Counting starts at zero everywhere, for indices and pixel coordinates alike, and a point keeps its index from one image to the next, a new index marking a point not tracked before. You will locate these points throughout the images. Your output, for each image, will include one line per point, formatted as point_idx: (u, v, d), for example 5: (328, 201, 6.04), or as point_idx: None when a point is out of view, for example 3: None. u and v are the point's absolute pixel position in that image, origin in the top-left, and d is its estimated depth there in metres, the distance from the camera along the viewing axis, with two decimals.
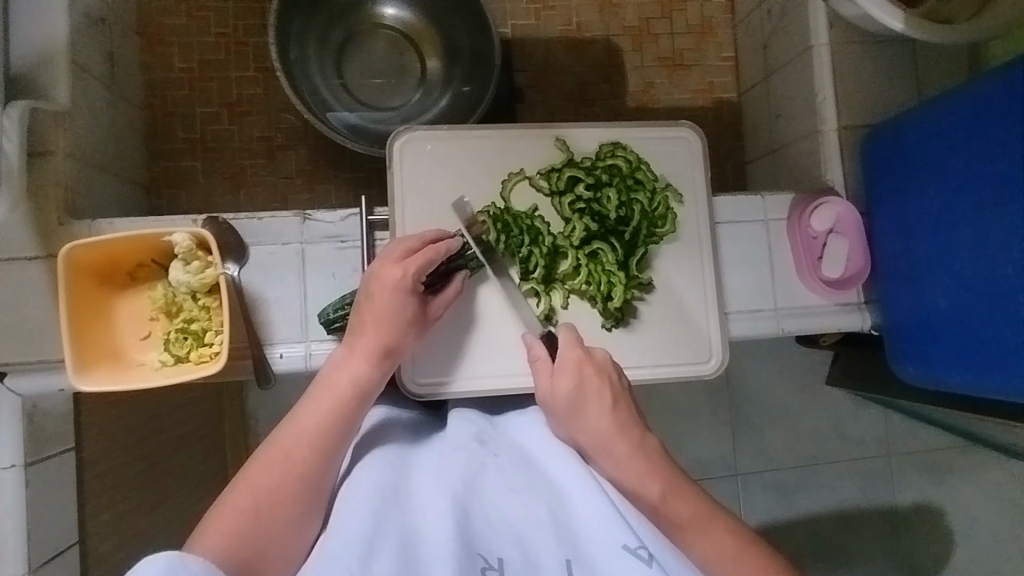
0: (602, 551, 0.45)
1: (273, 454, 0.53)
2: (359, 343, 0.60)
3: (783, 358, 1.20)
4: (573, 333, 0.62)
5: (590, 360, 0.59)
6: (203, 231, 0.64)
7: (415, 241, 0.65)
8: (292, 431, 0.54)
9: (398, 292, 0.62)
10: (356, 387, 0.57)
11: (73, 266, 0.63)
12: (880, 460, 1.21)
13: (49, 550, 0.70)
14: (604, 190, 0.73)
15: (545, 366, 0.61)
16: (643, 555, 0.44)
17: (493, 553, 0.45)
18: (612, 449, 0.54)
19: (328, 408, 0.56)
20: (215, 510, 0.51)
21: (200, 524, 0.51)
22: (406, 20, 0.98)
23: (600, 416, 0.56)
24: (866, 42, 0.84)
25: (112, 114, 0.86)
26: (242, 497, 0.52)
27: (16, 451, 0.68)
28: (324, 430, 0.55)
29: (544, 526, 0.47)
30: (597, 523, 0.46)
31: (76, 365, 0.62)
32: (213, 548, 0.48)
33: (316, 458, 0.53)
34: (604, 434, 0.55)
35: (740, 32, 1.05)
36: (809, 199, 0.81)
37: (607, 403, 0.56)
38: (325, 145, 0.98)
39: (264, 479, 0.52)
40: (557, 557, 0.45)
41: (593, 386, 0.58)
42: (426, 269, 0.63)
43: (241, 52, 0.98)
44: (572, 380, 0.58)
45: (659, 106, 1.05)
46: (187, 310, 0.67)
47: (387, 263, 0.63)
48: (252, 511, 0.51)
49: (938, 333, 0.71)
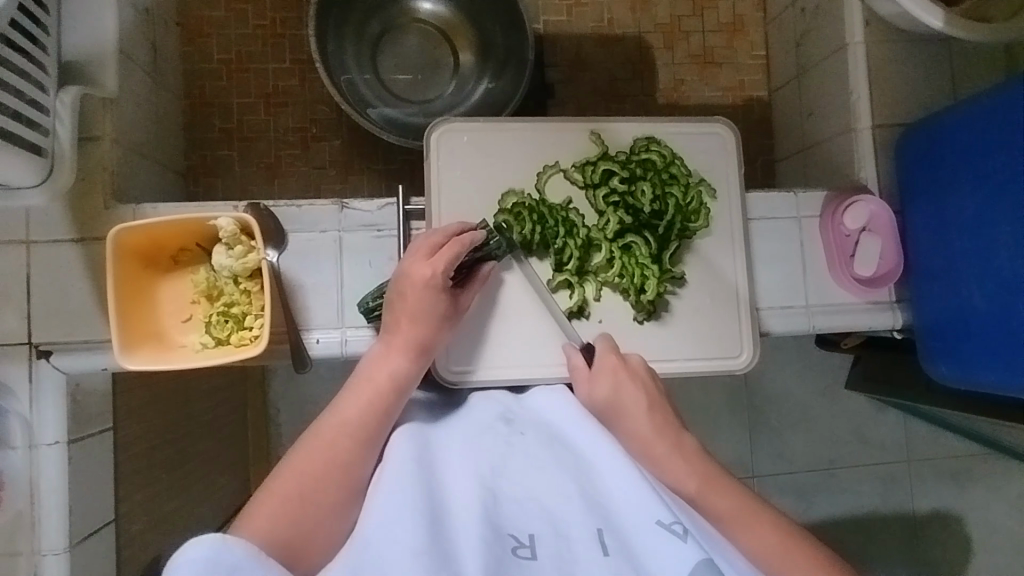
0: (635, 526, 0.46)
1: (313, 442, 0.54)
2: (395, 338, 0.61)
3: (807, 358, 1.20)
4: (610, 341, 0.64)
5: (626, 365, 0.61)
6: (246, 217, 0.65)
7: (441, 236, 0.65)
8: (333, 421, 0.56)
9: (431, 289, 0.62)
10: (395, 380, 0.58)
11: (122, 248, 0.65)
12: (902, 465, 1.20)
13: (89, 525, 0.72)
14: (638, 184, 0.73)
15: (582, 373, 0.62)
16: (677, 530, 0.45)
17: (525, 531, 0.46)
18: (653, 451, 0.55)
19: (367, 400, 0.56)
20: (260, 496, 0.52)
21: (246, 508, 0.52)
22: (440, 15, 0.99)
23: (640, 422, 0.57)
24: (903, 41, 0.84)
25: (154, 102, 0.87)
26: (286, 483, 0.53)
27: (59, 428, 0.70)
28: (362, 420, 0.56)
29: (573, 501, 0.47)
30: (630, 501, 0.47)
31: (123, 344, 0.63)
32: (259, 534, 0.50)
33: (356, 447, 0.54)
34: (648, 441, 0.55)
35: (772, 31, 1.05)
36: (842, 196, 0.81)
37: (642, 406, 0.58)
38: (358, 137, 0.99)
39: (306, 467, 0.53)
40: (587, 528, 0.46)
41: (629, 389, 0.59)
42: (455, 263, 0.63)
43: (277, 44, 0.99)
44: (608, 383, 0.60)
45: (690, 103, 1.06)
46: (228, 293, 0.68)
47: (417, 262, 0.63)
48: (296, 497, 0.52)
49: (973, 332, 0.70)
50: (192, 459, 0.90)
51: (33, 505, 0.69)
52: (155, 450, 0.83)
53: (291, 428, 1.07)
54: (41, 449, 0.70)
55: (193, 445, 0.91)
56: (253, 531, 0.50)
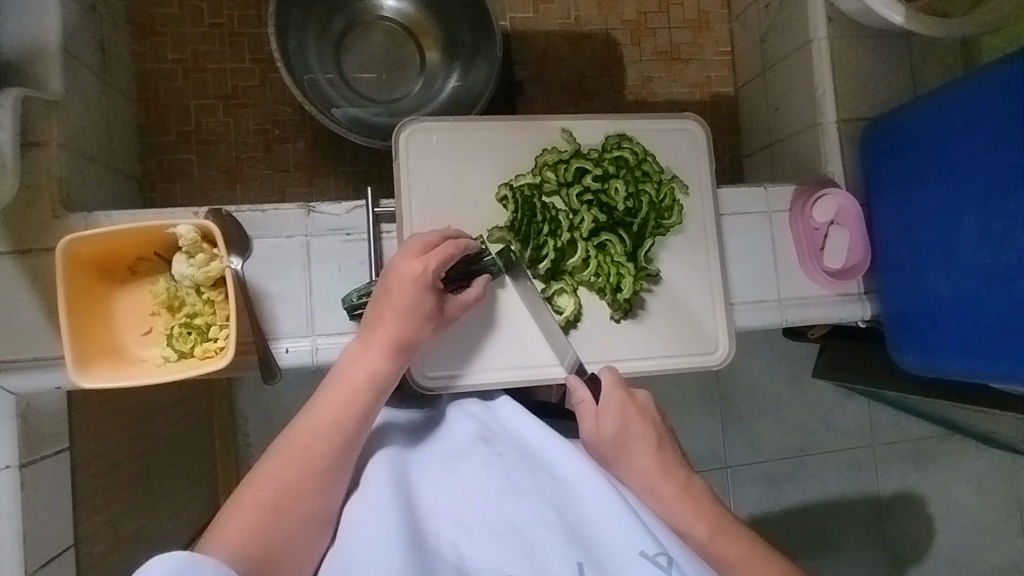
0: (617, 555, 0.48)
1: (288, 448, 0.53)
2: (375, 338, 0.58)
3: (776, 350, 1.22)
4: (615, 375, 0.61)
5: (633, 400, 0.60)
6: (208, 223, 0.62)
7: (434, 236, 0.64)
8: (309, 425, 0.54)
9: (418, 287, 0.60)
10: (372, 381, 0.57)
11: (73, 259, 0.61)
12: (868, 451, 1.23)
13: (45, 554, 0.68)
14: (611, 181, 0.72)
15: (588, 408, 0.61)
16: (661, 562, 0.48)
17: (504, 569, 0.48)
18: (659, 491, 0.55)
19: (344, 403, 0.55)
20: (232, 505, 0.51)
21: (217, 516, 0.51)
22: (405, 12, 0.97)
23: (645, 458, 0.57)
24: (864, 36, 0.85)
25: (105, 104, 0.83)
26: (260, 492, 0.52)
27: (10, 452, 0.66)
28: (340, 425, 0.54)
29: (554, 528, 0.50)
30: (611, 530, 0.50)
31: (78, 362, 0.60)
32: (232, 548, 0.49)
33: (333, 454, 0.54)
34: (649, 475, 0.56)
35: (737, 27, 1.06)
36: (810, 191, 0.82)
37: (650, 441, 0.58)
38: (322, 138, 0.97)
39: (281, 475, 0.52)
40: (570, 561, 0.48)
41: (638, 427, 0.58)
42: (447, 263, 0.62)
43: (235, 43, 0.96)
44: (616, 420, 0.59)
45: (658, 99, 1.06)
46: (190, 304, 0.65)
47: (407, 258, 0.61)
48: (270, 507, 0.51)
49: (941, 322, 0.72)
50: (155, 477, 0.86)
51: None
52: (115, 470, 0.79)
53: (257, 440, 1.04)
54: None
55: (156, 462, 0.87)
56: (226, 543, 0.49)
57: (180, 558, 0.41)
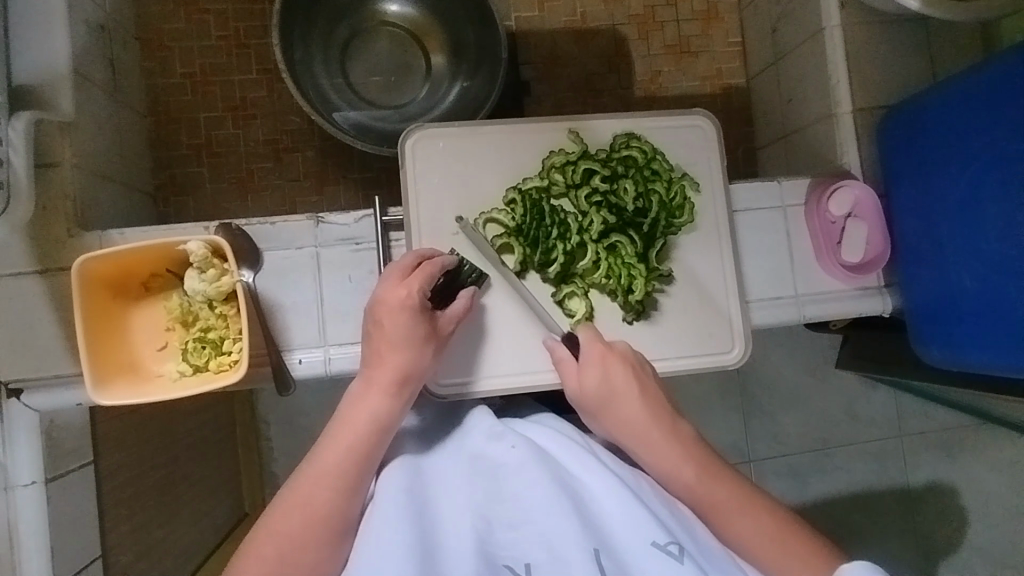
0: (632, 545, 0.49)
1: (293, 499, 0.54)
2: (375, 375, 0.59)
3: (798, 344, 1.19)
4: (592, 329, 0.65)
5: (613, 351, 0.62)
6: (218, 238, 0.63)
7: (412, 258, 0.64)
8: (312, 472, 0.55)
9: (406, 315, 0.60)
10: (376, 420, 0.57)
11: (88, 278, 0.62)
12: (895, 442, 1.20)
13: (73, 564, 0.69)
14: (620, 182, 0.72)
15: (570, 364, 0.64)
16: (673, 551, 0.48)
17: (520, 560, 0.48)
18: (645, 437, 0.58)
19: (348, 445, 0.55)
20: (241, 559, 0.52)
21: (228, 573, 0.52)
22: (409, 16, 0.97)
23: (630, 407, 0.59)
24: (878, 21, 0.83)
25: (116, 120, 0.84)
26: (267, 544, 0.52)
27: (35, 467, 0.67)
28: (343, 467, 0.55)
29: (571, 525, 0.49)
30: (625, 523, 0.50)
31: (95, 380, 0.61)
32: None
33: (339, 497, 0.54)
34: (638, 424, 0.59)
35: (747, 17, 1.04)
36: (826, 183, 0.80)
37: (633, 393, 0.60)
38: (331, 146, 0.97)
39: (286, 524, 0.53)
40: (586, 548, 0.48)
41: (618, 378, 0.61)
42: (430, 283, 0.62)
43: (242, 55, 0.96)
44: (597, 374, 0.61)
45: (668, 94, 1.04)
46: (203, 318, 0.66)
47: (389, 286, 0.61)
48: (279, 558, 0.51)
49: (966, 315, 0.70)
50: (180, 485, 0.88)
51: (11, 550, 0.66)
52: (138, 480, 0.81)
53: (280, 445, 1.05)
54: (17, 493, 0.66)
55: (180, 469, 0.88)
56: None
57: None
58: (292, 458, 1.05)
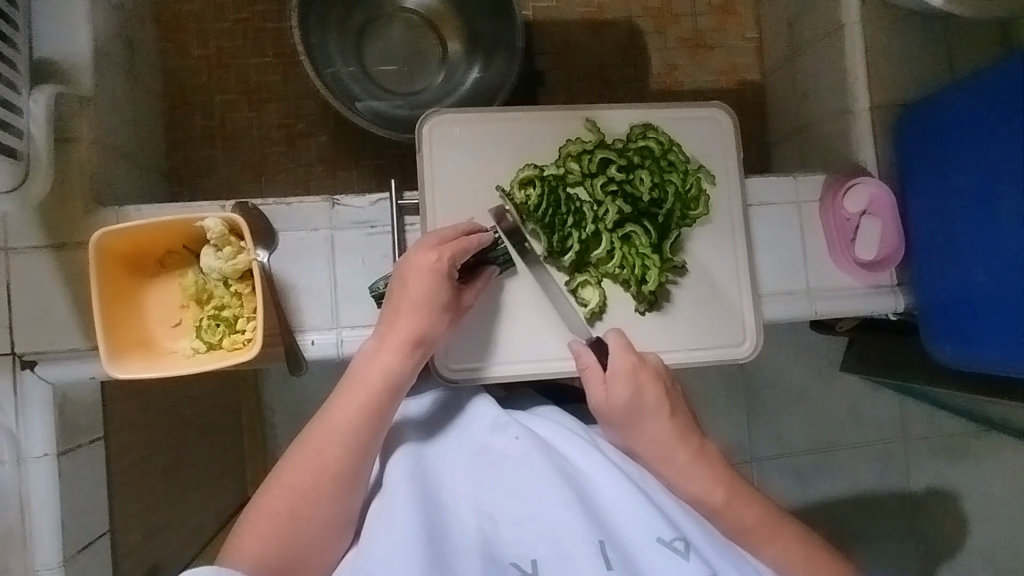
0: (637, 541, 0.49)
1: (305, 454, 0.54)
2: (392, 333, 0.58)
3: (804, 344, 1.19)
4: (621, 337, 0.63)
5: (644, 365, 0.61)
6: (235, 216, 0.63)
7: (451, 231, 0.64)
8: (325, 428, 0.55)
9: (432, 278, 0.60)
10: (389, 379, 0.57)
11: (105, 252, 0.62)
12: (898, 446, 1.20)
13: (82, 539, 0.70)
14: (636, 172, 0.71)
15: (596, 372, 0.62)
16: (678, 547, 0.48)
17: (527, 556, 0.48)
18: (674, 458, 0.57)
19: (361, 403, 0.55)
20: (251, 512, 0.53)
21: (238, 525, 0.53)
22: (426, 3, 0.97)
23: (660, 425, 0.59)
24: (897, 19, 0.82)
25: (132, 99, 0.84)
26: (277, 497, 0.53)
27: (48, 440, 0.67)
28: (356, 425, 0.55)
29: (577, 518, 0.49)
30: (631, 517, 0.50)
31: (110, 353, 0.61)
32: (252, 557, 0.51)
33: (349, 456, 0.54)
34: (667, 444, 0.58)
35: (764, 12, 1.03)
36: (840, 181, 0.80)
37: (663, 412, 0.59)
38: (345, 131, 0.97)
39: (298, 479, 0.53)
40: (591, 541, 0.48)
41: (648, 396, 0.60)
42: (461, 256, 0.62)
43: (258, 37, 0.96)
44: (627, 386, 0.60)
45: (683, 88, 1.04)
46: (218, 296, 0.66)
47: (422, 250, 0.61)
48: (288, 514, 0.52)
49: (980, 312, 0.70)
50: (185, 466, 0.88)
51: (22, 522, 0.66)
52: (145, 459, 0.81)
53: (284, 431, 1.06)
54: (31, 463, 0.67)
55: (185, 451, 0.89)
56: (249, 547, 0.51)
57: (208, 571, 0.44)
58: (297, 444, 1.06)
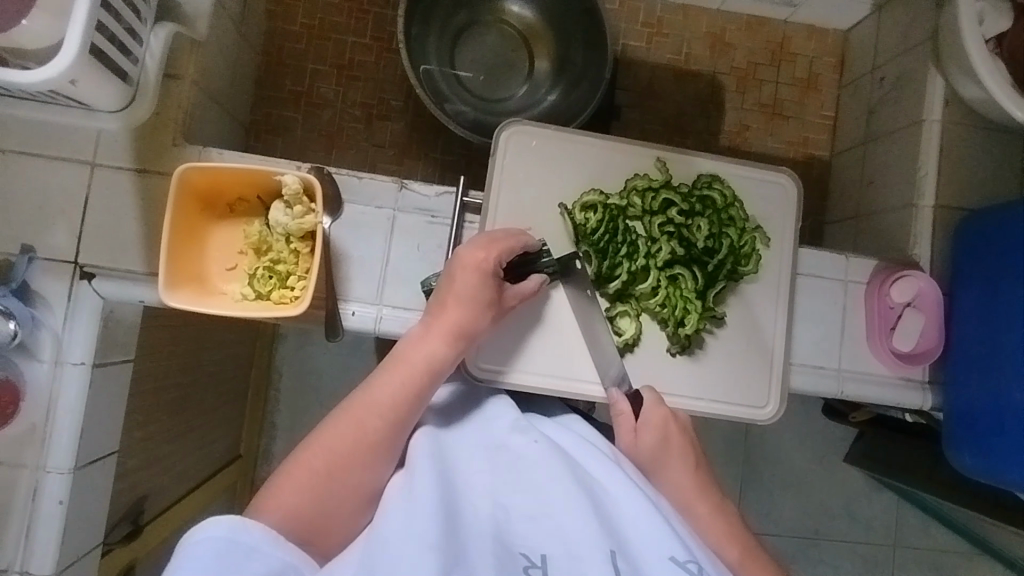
0: (649, 556, 0.48)
1: (344, 419, 0.56)
2: (437, 323, 0.60)
3: (815, 425, 1.18)
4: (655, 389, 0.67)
5: (675, 418, 0.64)
6: (312, 177, 0.66)
7: (501, 233, 0.66)
8: (366, 399, 0.57)
9: (479, 275, 0.62)
10: (430, 364, 0.59)
11: (185, 186, 0.66)
12: (887, 549, 1.18)
13: (92, 453, 0.72)
14: (695, 219, 0.73)
15: (628, 418, 0.64)
16: (690, 569, 0.47)
17: (537, 551, 0.48)
18: (693, 507, 0.61)
19: (402, 380, 0.58)
20: (287, 467, 0.55)
21: (273, 478, 0.55)
22: (526, 19, 1.00)
23: (684, 475, 0.62)
24: (978, 127, 0.84)
25: (235, 52, 0.89)
26: (314, 456, 0.55)
27: (86, 350, 0.70)
28: (394, 400, 0.57)
29: (590, 523, 0.49)
30: (647, 534, 0.50)
31: (168, 282, 0.64)
32: (285, 508, 0.53)
33: (386, 427, 0.56)
34: (687, 491, 0.61)
35: (846, 94, 1.05)
36: (892, 269, 0.80)
37: (689, 464, 0.63)
38: (421, 123, 1.00)
39: (336, 442, 0.55)
40: (602, 548, 0.48)
41: (676, 445, 0.63)
42: (508, 256, 0.65)
43: (361, 19, 1.01)
44: (655, 433, 0.63)
45: (750, 150, 1.06)
46: (277, 250, 0.69)
47: (471, 248, 0.63)
48: (323, 472, 0.54)
49: (1008, 430, 0.69)
50: (194, 408, 0.91)
51: (45, 421, 0.69)
52: (161, 392, 0.84)
53: (293, 396, 1.08)
54: (67, 367, 0.69)
55: (196, 395, 0.91)
56: (281, 499, 0.53)
57: (230, 522, 0.46)
58: (301, 412, 1.08)
